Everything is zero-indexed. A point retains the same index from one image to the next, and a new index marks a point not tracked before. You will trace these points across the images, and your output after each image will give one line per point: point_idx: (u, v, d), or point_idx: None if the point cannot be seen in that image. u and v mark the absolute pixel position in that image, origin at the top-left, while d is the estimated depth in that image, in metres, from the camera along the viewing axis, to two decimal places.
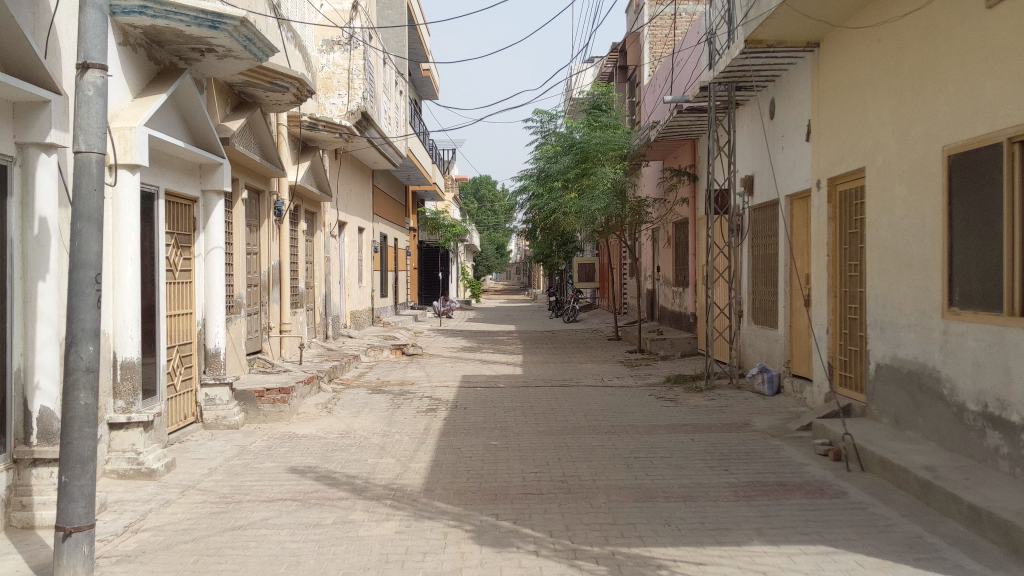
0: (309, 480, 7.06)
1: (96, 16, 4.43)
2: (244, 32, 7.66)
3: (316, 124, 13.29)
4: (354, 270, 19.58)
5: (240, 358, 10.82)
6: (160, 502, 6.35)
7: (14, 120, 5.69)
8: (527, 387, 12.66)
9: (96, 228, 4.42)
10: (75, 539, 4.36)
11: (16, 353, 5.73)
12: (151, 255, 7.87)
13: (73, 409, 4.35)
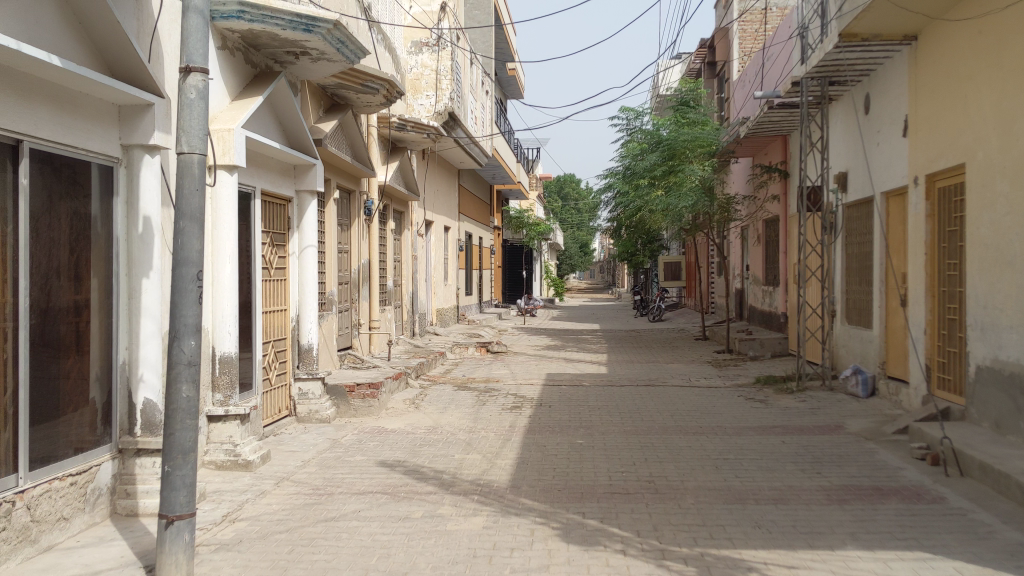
0: (399, 474, 7.18)
1: (198, 21, 4.58)
2: (337, 34, 7.82)
3: (405, 124, 13.47)
4: (440, 268, 19.80)
5: (331, 354, 11.05)
6: (256, 492, 6.54)
7: (119, 121, 5.92)
8: (613, 386, 12.61)
9: (198, 227, 4.56)
10: (177, 527, 4.50)
11: (121, 347, 5.96)
12: (248, 253, 8.11)
13: (175, 402, 4.50)
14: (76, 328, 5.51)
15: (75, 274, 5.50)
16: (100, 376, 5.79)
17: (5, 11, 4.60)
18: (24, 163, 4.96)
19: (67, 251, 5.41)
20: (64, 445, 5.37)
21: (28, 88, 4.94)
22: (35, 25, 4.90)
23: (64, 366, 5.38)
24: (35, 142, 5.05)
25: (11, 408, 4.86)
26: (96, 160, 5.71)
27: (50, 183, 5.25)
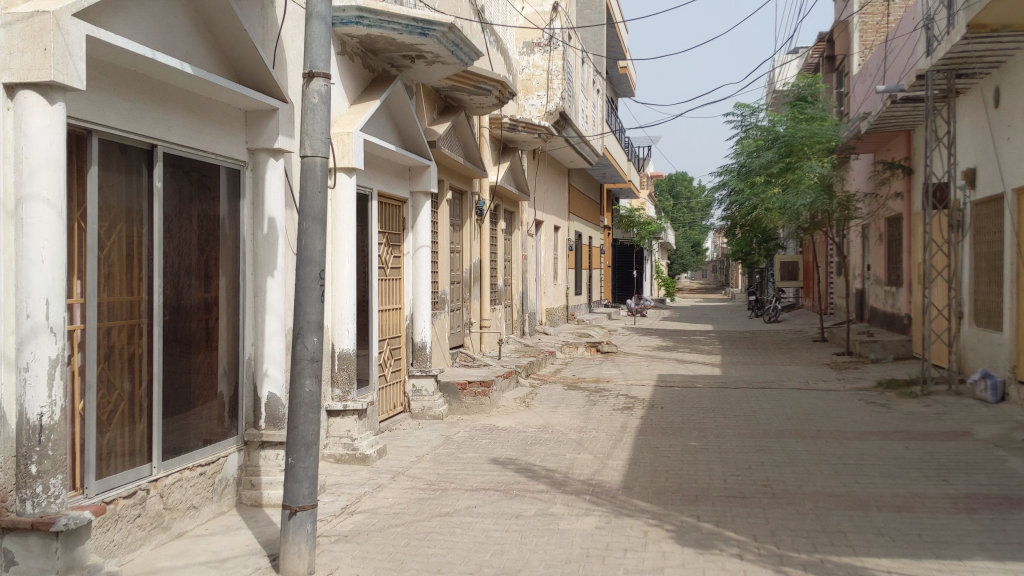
0: (511, 472, 7.24)
1: (321, 28, 4.70)
2: (452, 37, 7.93)
3: (516, 124, 13.56)
4: (550, 267, 19.84)
5: (443, 352, 11.23)
6: (373, 486, 6.70)
7: (246, 125, 6.16)
8: (727, 388, 12.40)
9: (321, 227, 4.69)
10: (299, 518, 4.66)
11: (247, 342, 6.22)
12: (364, 252, 8.32)
13: (299, 396, 4.64)
14: (206, 324, 5.76)
15: (205, 274, 5.75)
16: (228, 371, 6.04)
17: (140, 21, 4.84)
18: (158, 167, 5.21)
19: (197, 251, 5.66)
20: (195, 437, 5.62)
21: (162, 96, 5.19)
22: (168, 35, 5.14)
23: (195, 361, 5.64)
24: (168, 146, 5.30)
25: (145, 400, 5.13)
26: (226, 164, 5.96)
27: (181, 186, 5.49)
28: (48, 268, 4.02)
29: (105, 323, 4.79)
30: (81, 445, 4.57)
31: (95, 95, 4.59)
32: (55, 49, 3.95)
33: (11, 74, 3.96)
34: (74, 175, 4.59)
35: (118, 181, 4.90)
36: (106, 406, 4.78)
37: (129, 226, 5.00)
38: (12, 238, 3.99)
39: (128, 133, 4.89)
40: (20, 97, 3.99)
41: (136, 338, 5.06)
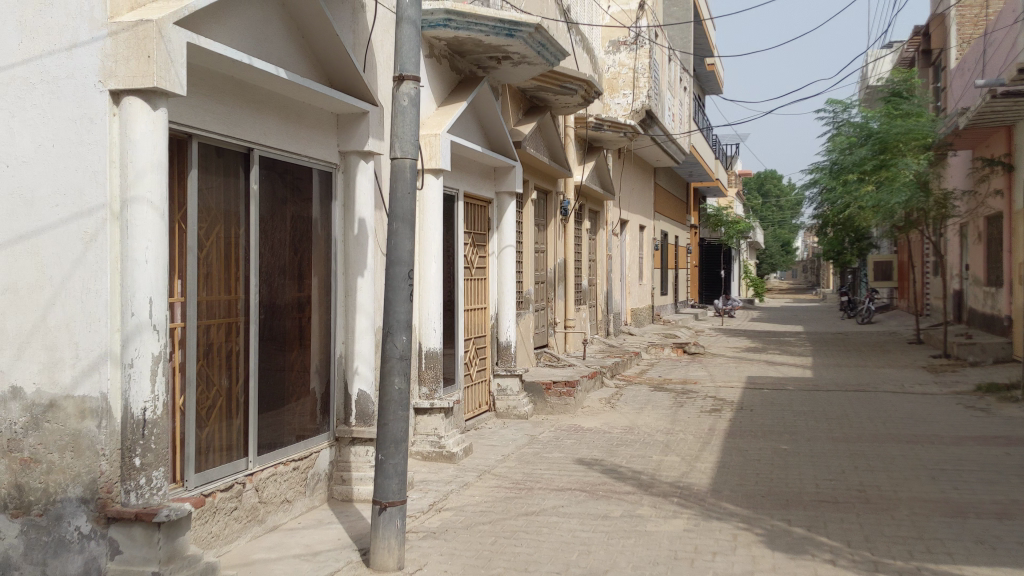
0: (597, 472, 7.23)
1: (411, 32, 4.76)
2: (539, 37, 7.96)
3: (602, 124, 13.50)
4: (635, 267, 19.71)
5: (528, 352, 11.27)
6: (460, 483, 6.76)
7: (337, 128, 6.29)
8: (817, 391, 12.15)
9: (409, 227, 4.76)
10: (389, 513, 4.74)
11: (338, 341, 6.35)
12: (450, 253, 8.41)
13: (388, 393, 4.71)
14: (299, 323, 5.91)
15: (299, 273, 5.90)
16: (320, 368, 6.17)
17: (238, 28, 4.98)
18: (254, 170, 5.35)
19: (291, 252, 5.80)
20: (289, 432, 5.77)
21: (257, 100, 5.33)
22: (264, 41, 5.28)
23: (289, 358, 5.79)
24: (264, 149, 5.44)
25: (242, 396, 5.29)
26: (318, 166, 6.09)
27: (276, 188, 5.64)
28: (151, 268, 4.19)
29: (204, 321, 4.96)
30: (181, 439, 4.75)
31: (195, 101, 4.75)
32: (158, 56, 4.10)
33: (118, 81, 4.13)
34: (175, 178, 4.75)
35: (217, 184, 5.05)
36: (205, 401, 4.95)
37: (227, 227, 5.16)
38: (118, 239, 4.18)
39: (226, 137, 5.04)
40: (126, 103, 4.16)
41: (233, 335, 5.22)
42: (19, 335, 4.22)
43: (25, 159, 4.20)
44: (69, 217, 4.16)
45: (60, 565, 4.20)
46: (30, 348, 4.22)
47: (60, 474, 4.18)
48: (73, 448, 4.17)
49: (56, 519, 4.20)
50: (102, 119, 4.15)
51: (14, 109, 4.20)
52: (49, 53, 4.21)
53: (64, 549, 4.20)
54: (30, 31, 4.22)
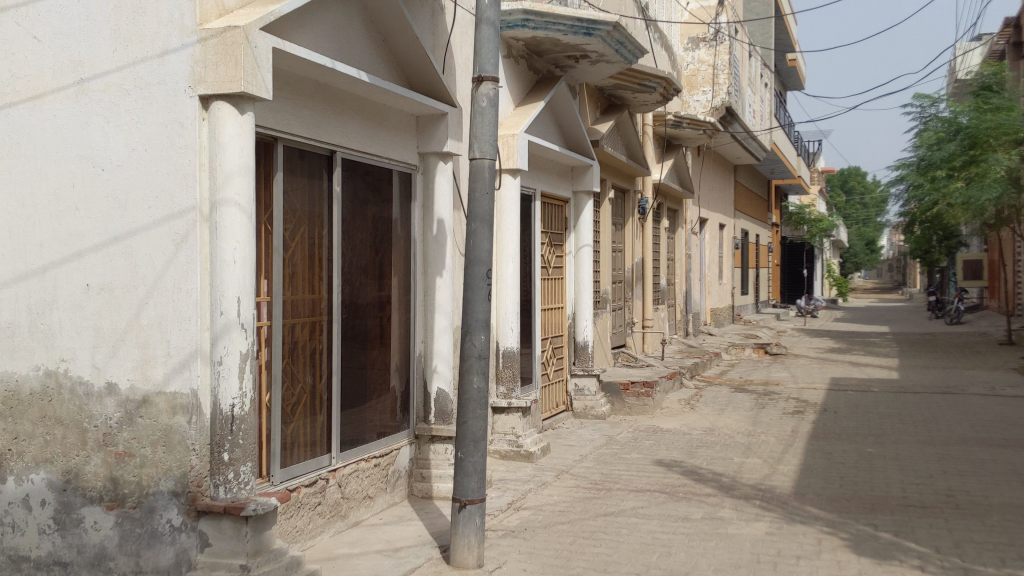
0: (677, 474, 7.17)
1: (490, 32, 4.78)
2: (617, 36, 7.92)
3: (681, 121, 13.38)
4: (714, 267, 19.46)
5: (606, 352, 11.23)
6: (538, 483, 6.77)
7: (417, 130, 6.36)
8: (904, 393, 11.84)
9: (488, 228, 4.77)
10: (469, 511, 4.77)
11: (418, 339, 6.41)
12: (527, 253, 8.42)
13: (467, 392, 4.75)
14: (380, 322, 6.00)
15: (379, 273, 5.99)
16: (400, 367, 6.26)
17: (321, 33, 5.07)
18: (337, 171, 5.45)
19: (372, 252, 5.89)
20: (370, 429, 5.85)
21: (340, 103, 5.42)
22: (347, 45, 5.36)
23: (370, 357, 5.88)
24: (346, 152, 5.54)
25: (326, 393, 5.39)
26: (398, 168, 6.17)
27: (358, 190, 5.72)
28: (240, 268, 4.26)
29: (290, 320, 5.07)
30: (267, 435, 4.86)
31: (280, 104, 4.85)
32: (245, 62, 4.19)
33: (206, 86, 4.22)
34: (262, 181, 4.87)
35: (301, 185, 5.16)
36: (290, 397, 5.06)
37: (311, 229, 5.27)
38: (208, 240, 4.28)
39: (310, 140, 5.14)
40: (215, 108, 4.25)
41: (317, 334, 5.33)
42: (115, 332, 4.43)
43: (120, 163, 4.41)
44: (161, 219, 4.32)
45: (153, 556, 4.35)
46: (125, 346, 4.41)
47: (153, 467, 4.35)
48: (165, 443, 4.33)
49: (149, 511, 4.36)
50: (193, 124, 4.26)
51: (110, 116, 4.44)
52: (141, 60, 4.38)
53: (157, 540, 4.35)
54: (123, 39, 4.42)
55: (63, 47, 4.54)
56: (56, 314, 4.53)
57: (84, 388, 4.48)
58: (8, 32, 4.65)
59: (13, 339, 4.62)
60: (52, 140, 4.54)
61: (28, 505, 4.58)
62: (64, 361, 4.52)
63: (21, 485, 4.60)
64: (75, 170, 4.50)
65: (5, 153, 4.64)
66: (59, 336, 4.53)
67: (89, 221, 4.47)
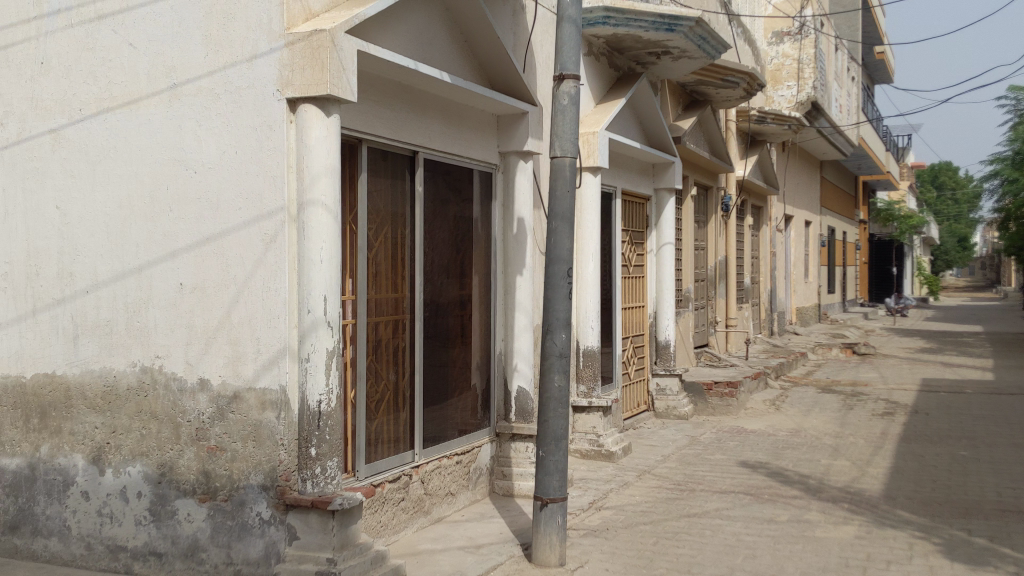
0: (762, 476, 7.06)
1: (572, 30, 4.77)
2: (699, 31, 7.83)
3: (765, 116, 13.15)
4: (800, 265, 19.07)
5: (688, 351, 11.11)
6: (620, 483, 6.73)
7: (498, 130, 6.38)
8: (1000, 395, 11.42)
9: (569, 226, 4.77)
10: (551, 509, 4.78)
11: (498, 338, 6.44)
12: (607, 251, 8.39)
13: (548, 390, 4.76)
14: (461, 320, 6.05)
15: (461, 272, 6.04)
16: (480, 365, 6.29)
17: (405, 35, 5.13)
18: (419, 171, 5.50)
19: (453, 251, 5.94)
20: (452, 427, 5.91)
21: (422, 103, 5.48)
22: (430, 46, 5.41)
23: (452, 355, 5.93)
24: (428, 152, 5.59)
25: (408, 390, 5.47)
26: (478, 167, 6.21)
27: (438, 190, 5.77)
28: (326, 267, 4.33)
29: (373, 318, 5.15)
30: (352, 431, 4.95)
31: (365, 106, 4.93)
32: (331, 65, 4.26)
33: (294, 90, 4.31)
34: (347, 182, 4.95)
35: (385, 186, 5.23)
36: (374, 394, 5.15)
37: (394, 229, 5.35)
38: (295, 240, 4.37)
39: (394, 140, 5.21)
40: (302, 110, 4.34)
41: (399, 332, 5.41)
42: (207, 330, 4.56)
43: (211, 165, 4.54)
44: (251, 220, 4.43)
45: (243, 548, 4.45)
46: (216, 343, 4.54)
47: (243, 461, 4.47)
48: (255, 438, 4.44)
49: (240, 505, 4.47)
50: (281, 126, 4.35)
51: (202, 119, 4.56)
52: (231, 64, 4.50)
53: (247, 532, 4.45)
54: (213, 44, 4.54)
55: (157, 53, 4.69)
56: (152, 312, 4.69)
57: (177, 384, 4.63)
58: (106, 39, 4.82)
59: (111, 336, 4.80)
60: (148, 143, 4.69)
61: (125, 497, 4.74)
62: (159, 358, 4.67)
63: (118, 477, 4.77)
64: (169, 172, 4.64)
65: (104, 155, 4.81)
66: (154, 334, 4.68)
67: (182, 222, 4.61)
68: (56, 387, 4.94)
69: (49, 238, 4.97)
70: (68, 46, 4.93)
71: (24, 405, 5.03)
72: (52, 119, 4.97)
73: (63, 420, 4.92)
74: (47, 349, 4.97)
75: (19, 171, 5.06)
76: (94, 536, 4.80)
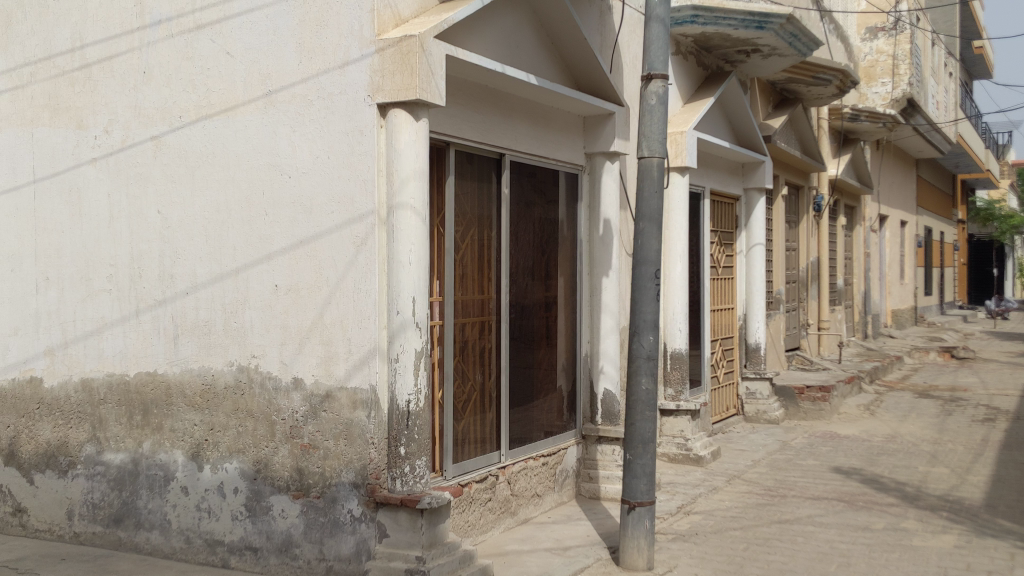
0: (856, 482, 6.88)
1: (660, 30, 4.74)
2: (790, 28, 7.69)
3: (859, 114, 12.83)
4: (895, 266, 18.54)
5: (779, 354, 10.91)
6: (709, 488, 6.65)
7: (585, 131, 6.38)
8: None
9: (657, 227, 4.73)
10: (638, 513, 4.75)
11: (584, 340, 6.42)
12: (695, 253, 8.29)
13: (636, 393, 4.73)
14: (547, 321, 6.06)
15: (546, 274, 6.05)
16: (566, 367, 6.29)
17: (492, 39, 5.17)
18: (506, 174, 5.53)
19: (538, 252, 5.96)
20: (538, 428, 5.92)
21: (510, 106, 5.51)
22: (517, 49, 5.44)
23: (538, 356, 5.95)
24: (515, 154, 5.62)
25: (495, 391, 5.50)
26: (565, 168, 6.21)
27: (524, 192, 5.79)
28: (415, 269, 4.40)
29: (460, 319, 5.20)
30: (440, 431, 5.01)
31: (453, 110, 4.99)
32: (421, 70, 4.32)
33: (384, 95, 4.38)
34: (435, 184, 5.01)
35: (472, 189, 5.28)
36: (461, 395, 5.20)
37: (481, 231, 5.39)
38: (385, 242, 4.44)
39: (481, 143, 5.25)
40: (392, 115, 4.41)
41: (486, 333, 5.44)
42: (301, 330, 4.66)
43: (304, 170, 4.64)
44: (342, 223, 4.52)
45: (335, 544, 4.53)
46: (309, 344, 4.64)
47: (335, 459, 4.55)
48: (346, 436, 4.52)
49: (332, 501, 4.56)
50: (371, 131, 4.42)
51: (296, 125, 4.67)
52: (324, 71, 4.59)
53: (338, 529, 4.53)
54: (307, 51, 4.65)
55: (253, 62, 4.82)
56: (248, 312, 4.82)
57: (272, 383, 4.75)
58: (205, 48, 4.98)
59: (210, 335, 4.94)
60: (244, 148, 4.83)
61: (223, 492, 4.88)
62: (255, 357, 4.80)
63: (216, 473, 4.91)
64: (264, 177, 4.77)
65: (203, 161, 4.97)
66: (250, 334, 4.82)
67: (277, 225, 4.73)
68: (158, 386, 5.12)
69: (151, 242, 5.15)
70: (168, 57, 5.10)
71: (128, 403, 5.23)
72: (154, 127, 5.15)
73: (164, 417, 5.09)
74: (149, 349, 5.15)
75: (123, 177, 5.26)
76: (193, 530, 4.96)
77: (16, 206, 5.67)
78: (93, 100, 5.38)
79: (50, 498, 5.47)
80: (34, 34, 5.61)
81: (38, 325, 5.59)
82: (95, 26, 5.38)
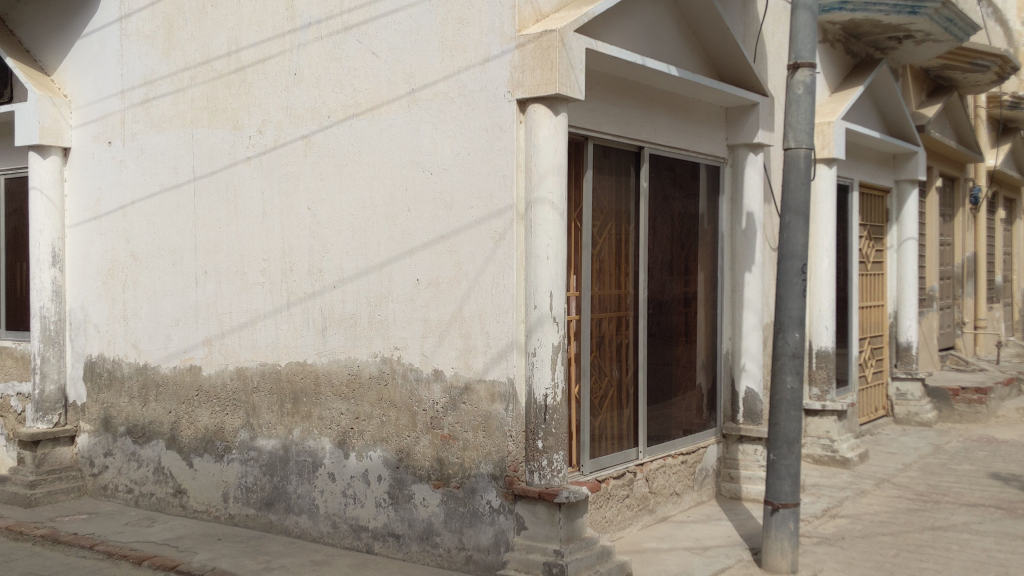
0: (1016, 489, 6.51)
1: (807, 18, 4.60)
2: (946, 12, 7.35)
3: (1019, 101, 12.13)
4: None
5: (931, 354, 10.44)
6: (856, 491, 6.42)
7: (727, 123, 6.26)
8: None
9: (803, 219, 4.60)
10: (782, 514, 4.64)
11: (724, 336, 6.30)
12: (842, 247, 8.01)
13: (781, 392, 4.61)
14: (686, 318, 5.98)
15: (685, 269, 5.97)
16: (706, 364, 6.20)
17: (633, 31, 5.14)
18: (644, 167, 5.48)
19: (676, 247, 5.88)
20: (676, 426, 5.86)
21: (650, 98, 5.47)
22: (658, 41, 5.38)
23: (676, 353, 5.88)
24: (655, 147, 5.57)
25: (632, 387, 5.47)
26: (705, 161, 6.11)
27: (664, 186, 5.73)
28: (552, 263, 4.42)
29: (597, 313, 5.19)
30: (577, 426, 5.01)
31: (593, 104, 4.98)
32: (560, 64, 4.33)
33: (524, 90, 4.41)
34: (573, 179, 5.01)
35: (610, 183, 5.25)
36: (598, 390, 5.19)
37: (618, 225, 5.37)
38: (523, 237, 4.47)
39: (620, 137, 5.22)
40: (531, 111, 4.43)
41: (623, 328, 5.41)
42: (442, 322, 4.75)
43: (445, 166, 4.73)
44: (482, 218, 4.58)
45: (475, 535, 4.60)
46: (450, 336, 4.72)
47: (475, 451, 4.62)
48: (486, 428, 4.58)
49: (471, 492, 4.63)
50: (511, 127, 4.47)
51: (438, 122, 4.76)
52: (466, 68, 4.66)
53: (477, 520, 4.60)
54: (450, 49, 4.73)
55: (397, 61, 4.93)
56: (391, 305, 4.94)
57: (415, 374, 4.86)
58: (352, 49, 5.13)
59: (356, 328, 5.09)
60: (388, 146, 4.95)
61: (367, 480, 5.02)
62: (398, 349, 4.92)
63: (361, 461, 5.06)
64: (408, 174, 4.88)
65: (349, 159, 5.12)
66: (393, 327, 4.94)
67: (419, 220, 4.83)
68: (307, 375, 5.32)
69: (301, 237, 5.35)
70: (318, 58, 5.28)
71: (279, 391, 5.44)
72: (304, 127, 5.34)
73: (313, 406, 5.28)
74: (299, 340, 5.35)
75: (276, 175, 5.47)
76: (339, 515, 5.13)
77: (178, 204, 5.99)
78: (247, 102, 5.62)
79: (207, 480, 5.76)
80: (194, 40, 5.91)
81: (197, 316, 5.89)
82: (250, 29, 5.62)
